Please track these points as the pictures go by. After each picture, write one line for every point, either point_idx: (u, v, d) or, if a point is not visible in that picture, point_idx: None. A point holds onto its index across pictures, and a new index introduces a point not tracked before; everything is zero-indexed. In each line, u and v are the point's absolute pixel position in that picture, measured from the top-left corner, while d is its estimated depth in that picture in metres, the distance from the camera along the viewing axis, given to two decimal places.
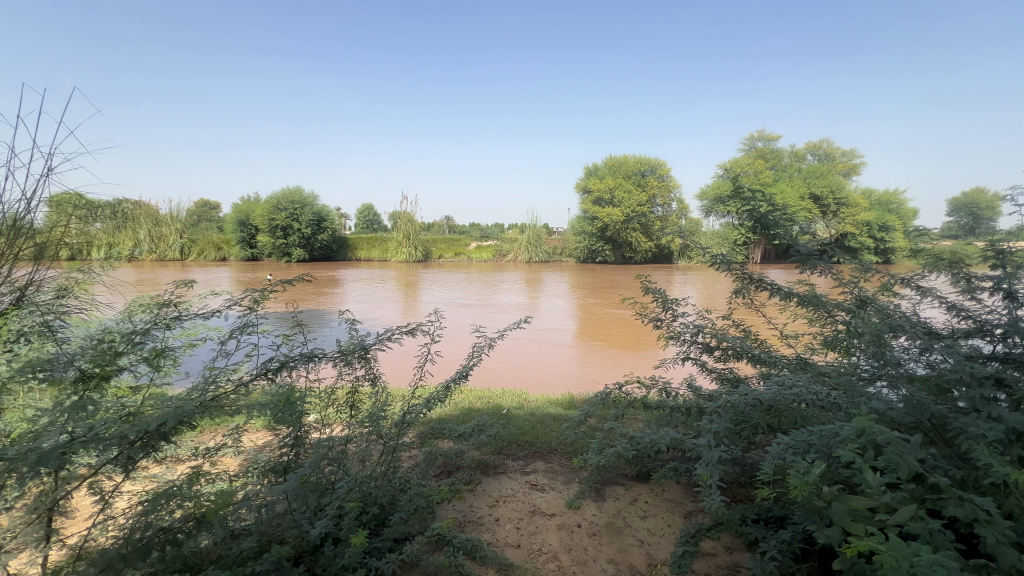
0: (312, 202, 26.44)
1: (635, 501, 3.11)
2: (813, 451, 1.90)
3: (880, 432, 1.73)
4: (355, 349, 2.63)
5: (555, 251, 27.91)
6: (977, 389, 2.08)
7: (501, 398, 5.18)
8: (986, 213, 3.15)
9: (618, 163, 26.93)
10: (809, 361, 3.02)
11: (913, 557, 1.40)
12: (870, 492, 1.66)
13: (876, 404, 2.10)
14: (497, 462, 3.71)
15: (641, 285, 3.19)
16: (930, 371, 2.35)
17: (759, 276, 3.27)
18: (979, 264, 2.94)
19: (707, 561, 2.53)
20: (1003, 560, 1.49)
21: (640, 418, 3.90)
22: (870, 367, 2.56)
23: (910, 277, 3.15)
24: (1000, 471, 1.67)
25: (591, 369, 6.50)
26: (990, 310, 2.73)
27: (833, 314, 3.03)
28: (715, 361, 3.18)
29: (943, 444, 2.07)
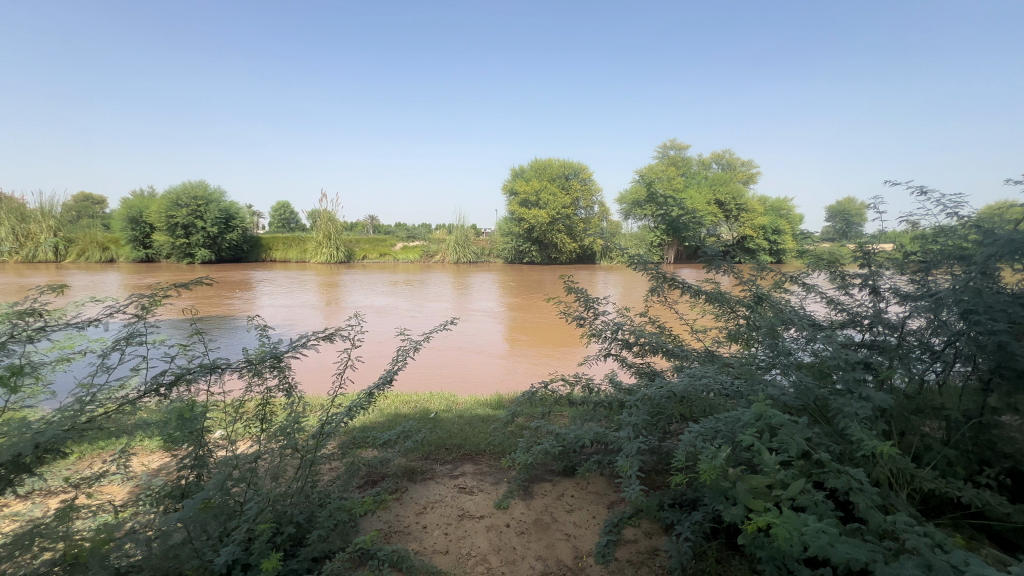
0: (220, 198, 24.33)
1: (562, 496, 3.18)
2: (719, 437, 2.03)
3: (775, 415, 1.91)
4: (265, 358, 2.43)
5: (484, 252, 27.97)
6: (852, 373, 2.38)
7: (429, 401, 5.08)
8: (856, 220, 3.62)
9: (544, 165, 27.62)
10: (716, 353, 3.26)
11: (802, 527, 1.56)
12: (767, 471, 1.83)
13: (771, 390, 2.32)
14: (425, 468, 3.63)
15: (565, 285, 3.26)
16: (814, 359, 2.65)
17: (672, 275, 3.48)
18: (851, 264, 3.38)
19: (629, 548, 2.65)
20: (873, 523, 1.69)
21: (566, 414, 4.01)
22: (767, 357, 2.83)
23: (799, 276, 3.52)
24: (869, 444, 1.90)
25: (520, 368, 6.58)
26: (860, 303, 3.14)
27: (735, 309, 3.31)
28: (634, 357, 3.35)
29: (825, 423, 2.34)
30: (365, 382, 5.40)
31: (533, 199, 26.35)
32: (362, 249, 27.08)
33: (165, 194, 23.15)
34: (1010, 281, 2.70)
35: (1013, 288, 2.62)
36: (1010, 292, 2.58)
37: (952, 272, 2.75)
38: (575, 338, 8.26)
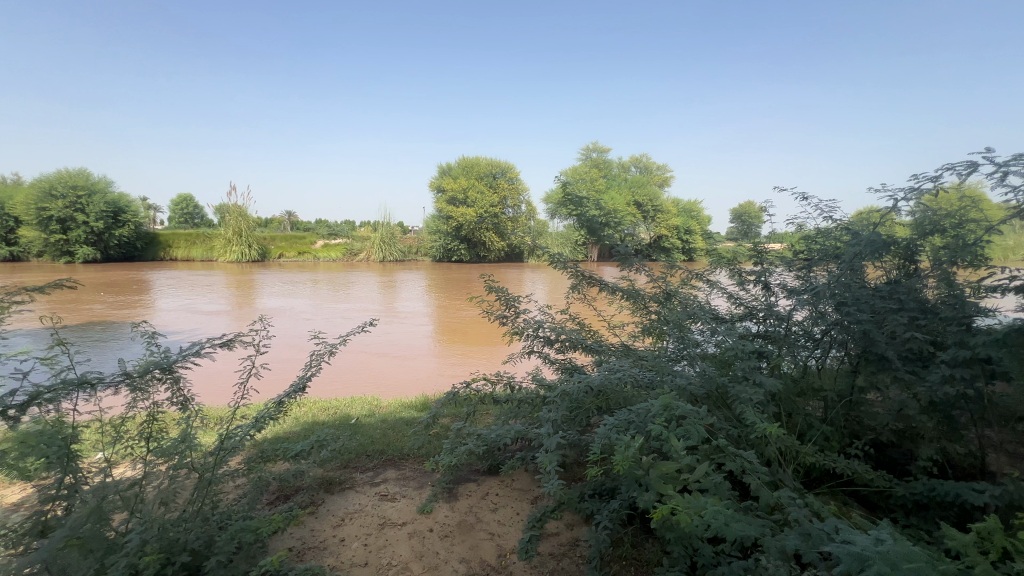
0: (106, 189, 21.58)
1: (487, 495, 3.18)
2: (632, 428, 2.12)
3: (680, 406, 2.03)
4: (150, 369, 2.17)
5: (411, 250, 27.30)
6: (747, 362, 2.60)
7: (350, 407, 4.85)
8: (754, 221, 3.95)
9: (471, 163, 27.49)
10: (631, 347, 3.42)
11: (702, 510, 1.66)
12: (674, 458, 1.94)
13: (679, 381, 2.48)
14: (343, 477, 3.45)
15: (486, 284, 3.24)
16: (716, 350, 2.86)
17: (591, 273, 3.59)
18: (748, 262, 3.69)
19: (551, 541, 2.70)
20: (763, 500, 1.85)
21: (491, 413, 4.00)
22: (676, 349, 3.01)
23: (704, 273, 3.79)
24: (760, 427, 2.09)
25: (447, 368, 6.49)
26: (755, 297, 3.45)
27: (648, 305, 3.49)
28: (555, 353, 3.42)
29: (725, 409, 2.54)
30: (275, 391, 5.02)
31: (461, 197, 26.18)
32: (279, 247, 25.36)
33: (35, 183, 20.12)
34: (872, 276, 3.12)
35: (875, 283, 3.04)
36: (872, 287, 3.00)
37: (827, 268, 3.13)
38: (499, 337, 8.31)
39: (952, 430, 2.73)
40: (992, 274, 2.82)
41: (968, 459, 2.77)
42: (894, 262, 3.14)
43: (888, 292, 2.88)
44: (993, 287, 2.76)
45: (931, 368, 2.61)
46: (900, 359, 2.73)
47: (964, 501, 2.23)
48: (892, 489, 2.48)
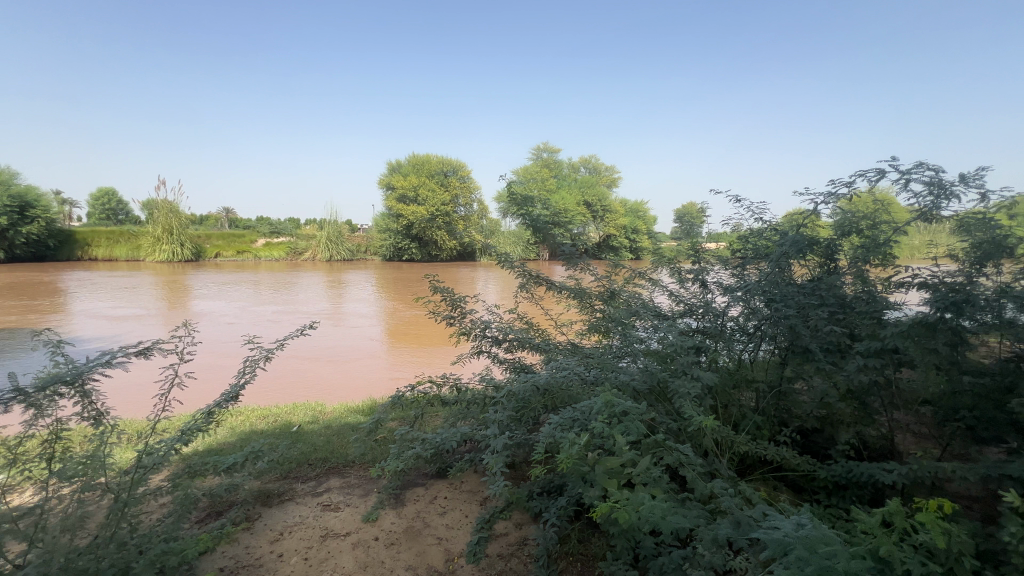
0: (10, 181, 19.41)
1: (435, 499, 3.12)
2: (576, 425, 2.15)
3: (620, 403, 2.08)
4: (51, 382, 1.95)
5: (359, 249, 26.45)
6: (686, 358, 2.71)
7: (291, 414, 4.62)
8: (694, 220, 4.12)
9: (422, 161, 27.02)
10: (578, 345, 3.47)
11: (641, 505, 1.70)
12: (616, 455, 1.98)
13: (621, 377, 2.54)
14: (282, 489, 3.27)
15: (431, 285, 3.17)
16: (658, 346, 2.96)
17: (538, 273, 3.61)
18: (687, 261, 3.84)
19: (500, 541, 2.69)
20: (698, 490, 1.93)
21: (439, 415, 3.93)
22: (620, 346, 3.08)
23: (647, 272, 3.91)
24: (696, 420, 2.18)
25: (396, 371, 6.33)
26: (693, 295, 3.60)
27: (594, 304, 3.55)
28: (504, 353, 3.41)
29: (666, 403, 2.63)
30: (201, 403, 4.66)
31: (411, 195, 25.68)
32: (214, 246, 23.82)
33: None
34: (798, 273, 3.34)
35: (800, 280, 3.25)
36: (797, 283, 3.20)
37: (759, 266, 3.32)
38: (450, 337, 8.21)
39: (866, 415, 2.96)
40: (898, 272, 3.12)
41: (880, 441, 3.02)
42: (816, 260, 3.37)
43: (811, 289, 3.09)
44: (900, 283, 3.03)
45: (848, 359, 2.83)
46: (822, 351, 2.93)
47: (876, 481, 2.42)
48: (815, 472, 2.66)
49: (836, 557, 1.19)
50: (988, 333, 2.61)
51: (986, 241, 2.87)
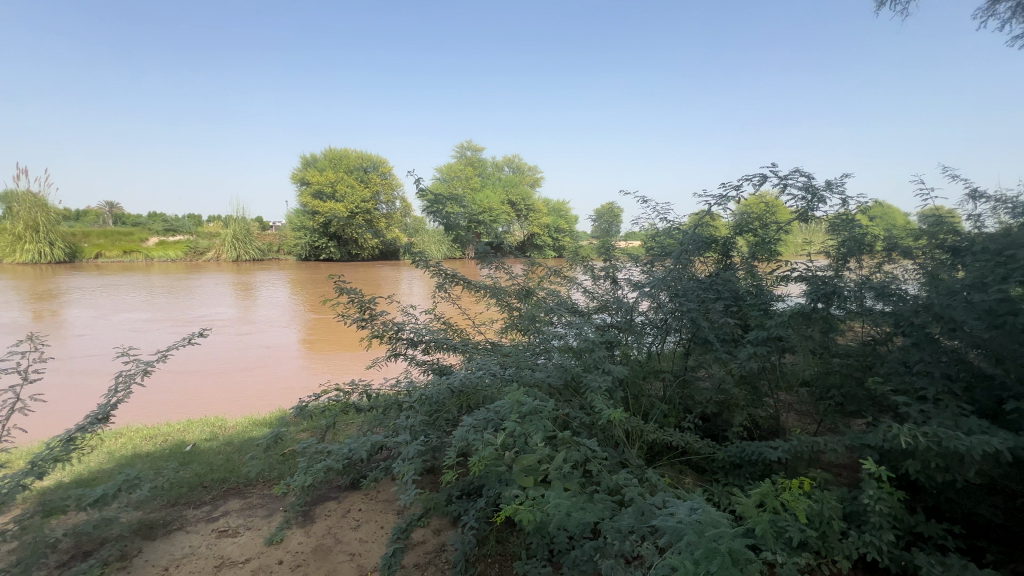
0: None
1: (348, 512, 2.95)
2: (489, 426, 2.13)
3: (530, 402, 2.08)
4: None
5: (271, 248, 24.57)
6: (597, 353, 2.80)
7: (183, 433, 4.14)
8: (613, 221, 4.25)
9: (339, 155, 25.69)
10: (496, 344, 3.45)
11: (551, 504, 1.71)
12: (528, 454, 1.98)
13: (536, 375, 2.56)
14: (170, 517, 2.91)
15: (337, 287, 2.98)
16: (572, 342, 3.02)
17: (454, 272, 3.54)
18: (600, 259, 3.98)
19: (417, 550, 2.60)
20: (606, 482, 1.99)
21: (354, 423, 3.73)
22: (536, 343, 3.11)
23: (563, 270, 4.00)
24: (604, 414, 2.25)
25: (309, 378, 5.93)
26: (606, 291, 3.73)
27: (512, 302, 3.56)
28: (420, 355, 3.30)
29: (579, 397, 2.69)
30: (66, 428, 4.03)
31: (328, 191, 24.33)
32: (94, 245, 20.89)
33: None
34: (698, 269, 3.58)
35: (700, 275, 3.50)
36: (697, 278, 3.44)
37: (664, 263, 3.51)
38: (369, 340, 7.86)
39: (756, 398, 3.26)
40: (780, 267, 3.47)
41: (769, 420, 3.34)
42: (714, 257, 3.64)
43: (709, 284, 3.32)
44: (782, 277, 3.37)
45: (741, 347, 3.09)
46: (719, 341, 3.17)
47: (764, 458, 2.66)
48: (714, 454, 2.87)
49: (724, 537, 1.27)
50: (852, 320, 2.97)
51: (849, 239, 3.27)
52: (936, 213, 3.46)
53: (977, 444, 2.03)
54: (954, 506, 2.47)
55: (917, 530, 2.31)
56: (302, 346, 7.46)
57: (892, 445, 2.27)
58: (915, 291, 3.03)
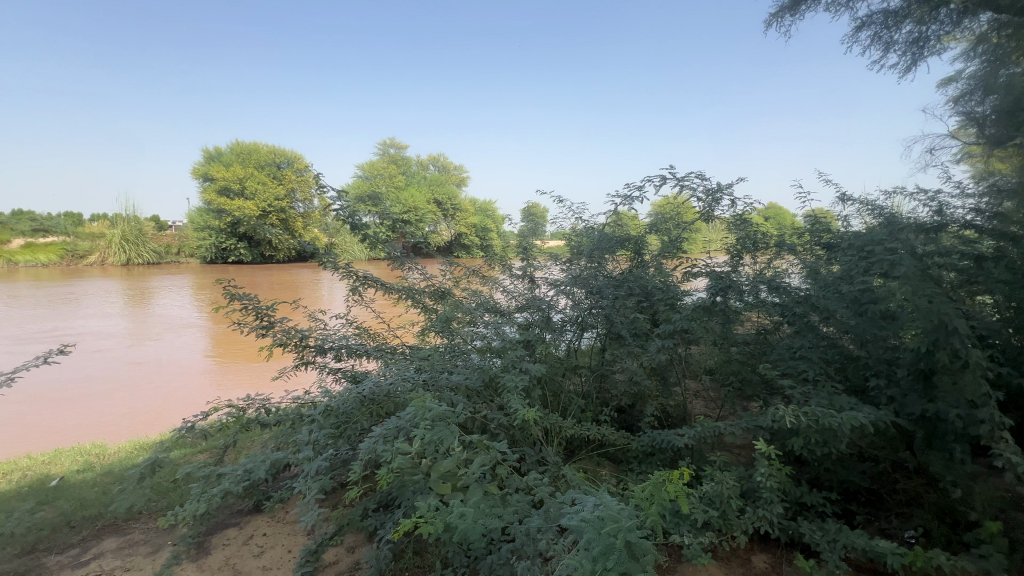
0: None
1: (250, 538, 2.69)
2: (399, 435, 2.03)
3: (440, 407, 2.01)
4: None
5: (169, 251, 22.18)
6: (513, 352, 2.79)
7: (47, 466, 3.56)
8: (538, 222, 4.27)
9: (247, 149, 23.75)
10: (413, 347, 3.34)
11: (459, 513, 1.66)
12: (438, 462, 1.92)
13: (452, 378, 2.50)
14: (25, 567, 2.48)
15: (228, 293, 2.71)
16: (489, 343, 2.99)
17: (365, 274, 3.37)
18: (518, 259, 3.99)
19: (328, 573, 2.43)
20: (518, 484, 1.98)
21: (258, 440, 3.42)
22: (454, 345, 3.04)
23: (481, 270, 3.96)
24: (518, 414, 2.23)
25: (205, 392, 5.36)
26: (523, 291, 3.76)
27: (428, 304, 3.46)
28: (329, 362, 3.10)
29: (497, 398, 2.66)
30: None
31: (236, 188, 22.42)
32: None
33: None
34: (611, 267, 3.71)
35: (614, 272, 3.64)
36: (610, 276, 3.56)
37: (579, 262, 3.60)
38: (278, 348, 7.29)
39: (665, 388, 3.44)
40: (682, 264, 3.65)
41: (678, 408, 3.53)
42: (626, 255, 3.79)
43: (621, 281, 3.45)
44: (686, 274, 3.56)
45: (650, 340, 3.24)
46: (631, 335, 3.31)
47: (672, 445, 2.80)
48: (628, 445, 2.98)
49: (625, 531, 1.29)
50: (749, 311, 3.24)
51: (743, 237, 3.56)
52: (815, 213, 3.87)
53: (846, 420, 2.28)
54: (831, 476, 2.75)
55: (802, 501, 2.55)
56: (199, 358, 6.77)
57: (779, 425, 2.49)
58: (798, 284, 3.36)
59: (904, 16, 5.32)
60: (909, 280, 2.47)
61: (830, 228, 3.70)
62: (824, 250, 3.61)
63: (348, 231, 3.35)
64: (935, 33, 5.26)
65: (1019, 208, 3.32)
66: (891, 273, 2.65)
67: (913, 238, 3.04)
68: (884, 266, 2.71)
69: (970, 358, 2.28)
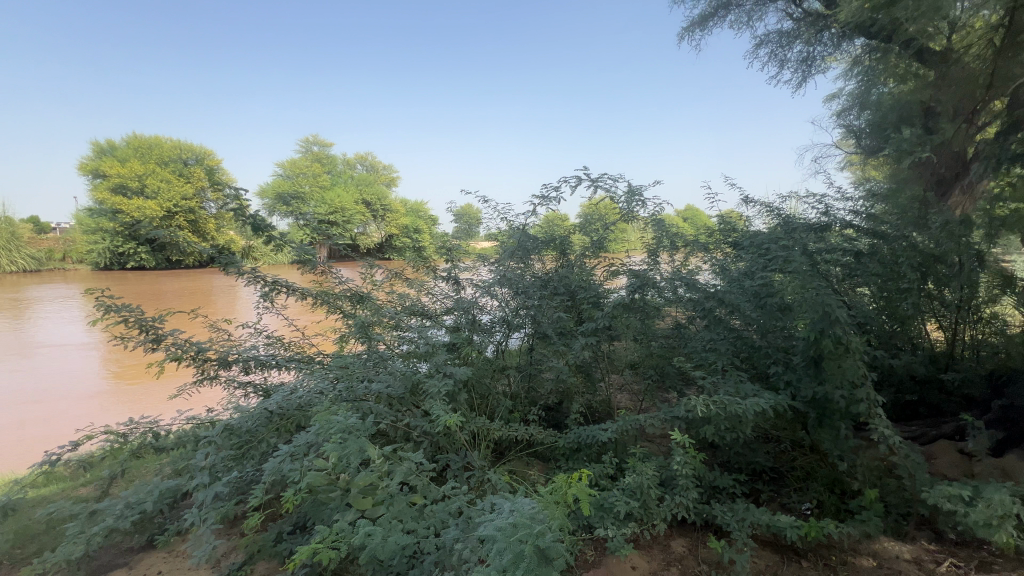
0: None
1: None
2: (308, 453, 1.89)
3: (352, 420, 1.90)
4: None
5: (49, 256, 19.46)
6: (438, 356, 2.72)
7: None
8: (469, 221, 4.17)
9: (145, 143, 21.44)
10: (330, 355, 3.14)
11: (371, 533, 1.56)
12: (351, 479, 1.80)
13: (370, 387, 2.38)
14: None
15: (103, 304, 2.38)
16: (413, 347, 2.89)
17: (274, 279, 3.12)
18: (443, 260, 3.91)
19: None
20: (438, 495, 1.91)
21: (152, 467, 3.04)
22: (375, 351, 2.91)
23: (405, 272, 3.82)
24: (439, 420, 2.17)
25: (80, 419, 4.67)
26: (449, 293, 3.69)
27: (346, 309, 3.28)
28: (234, 376, 2.84)
29: (419, 404, 2.59)
30: None
31: (133, 186, 20.15)
32: None
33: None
34: (537, 267, 3.74)
35: (540, 272, 3.67)
36: (536, 276, 3.59)
37: (505, 261, 3.59)
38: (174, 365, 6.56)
39: (590, 384, 3.52)
40: (605, 263, 3.74)
41: (603, 403, 3.64)
42: (552, 256, 3.84)
43: (546, 281, 3.50)
44: (609, 271, 3.65)
45: (575, 339, 3.31)
46: (557, 334, 3.36)
47: (596, 440, 2.87)
48: (555, 442, 3.01)
49: (540, 536, 1.28)
50: (667, 307, 3.40)
51: (659, 236, 3.74)
52: (722, 215, 4.16)
53: (749, 406, 2.45)
54: (740, 459, 2.95)
55: (715, 484, 2.71)
56: (75, 379, 5.92)
57: (692, 414, 2.62)
58: (709, 280, 3.59)
59: (795, 37, 5.89)
60: (800, 274, 2.72)
61: (736, 228, 4.00)
62: (731, 248, 3.90)
63: (250, 233, 2.99)
64: (820, 53, 5.84)
65: (887, 210, 3.78)
66: (786, 268, 2.89)
67: (805, 237, 3.37)
68: (779, 262, 2.96)
69: (850, 343, 2.52)
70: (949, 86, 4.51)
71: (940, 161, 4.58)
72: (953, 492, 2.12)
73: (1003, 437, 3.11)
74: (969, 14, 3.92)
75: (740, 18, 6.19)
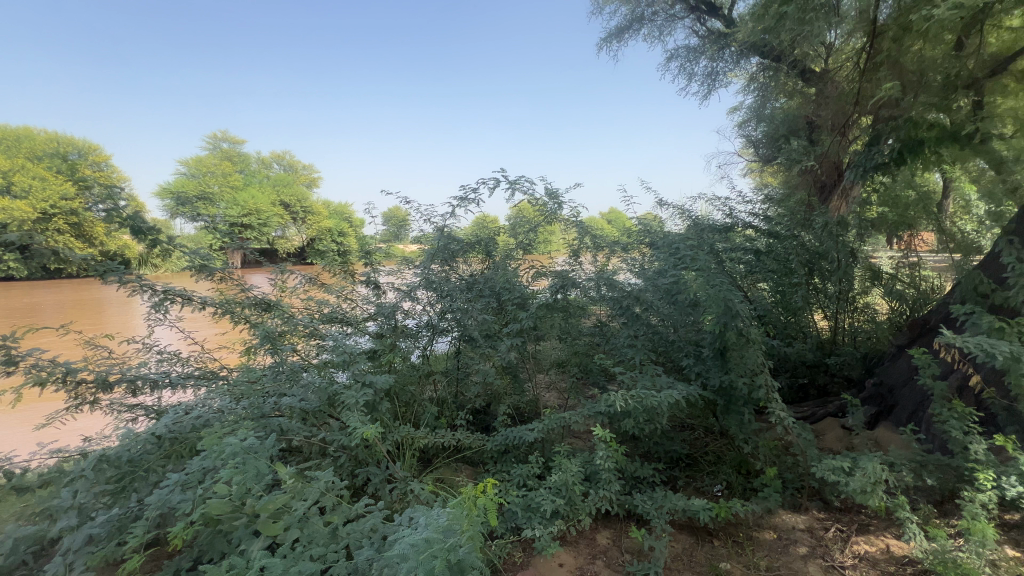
0: None
1: None
2: (203, 481, 1.70)
3: (255, 440, 1.74)
4: None
5: None
6: (356, 364, 2.58)
7: None
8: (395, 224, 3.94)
9: None
10: (235, 369, 2.87)
11: (273, 563, 1.43)
12: (253, 505, 1.65)
13: (280, 403, 2.21)
14: None
15: None
16: (329, 356, 2.72)
17: (166, 287, 2.79)
18: (364, 264, 3.73)
19: None
20: (353, 513, 1.80)
21: None
22: (287, 363, 2.70)
23: (321, 278, 3.59)
24: (355, 433, 2.06)
25: None
26: (370, 298, 3.52)
27: (254, 319, 3.02)
28: (116, 399, 2.49)
29: (337, 417, 2.44)
30: None
31: None
32: None
33: None
34: (462, 269, 3.68)
35: (465, 275, 3.63)
36: (461, 279, 3.53)
37: (429, 265, 3.50)
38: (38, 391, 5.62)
39: (517, 386, 3.54)
40: (530, 264, 3.77)
41: (531, 404, 3.66)
42: (478, 258, 3.81)
43: (471, 283, 3.46)
44: (534, 273, 3.68)
45: (501, 341, 3.30)
46: (483, 337, 3.33)
47: (522, 440, 2.87)
48: (483, 446, 2.97)
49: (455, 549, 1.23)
50: (590, 306, 3.50)
51: (582, 238, 3.84)
52: (639, 217, 4.35)
53: (663, 398, 2.57)
54: (657, 449, 3.10)
55: (636, 475, 2.82)
56: None
57: (613, 409, 2.70)
58: (628, 279, 3.75)
59: (700, 53, 6.34)
60: (706, 272, 2.91)
61: (652, 229, 4.21)
62: (647, 248, 4.11)
63: (131, 237, 2.64)
64: (722, 69, 6.34)
65: (780, 212, 4.17)
66: (694, 266, 3.08)
67: (711, 237, 3.62)
68: (689, 261, 3.15)
69: (750, 335, 2.74)
70: (826, 103, 5.09)
71: (821, 169, 5.15)
72: (837, 464, 2.36)
73: (876, 411, 3.53)
74: (841, 39, 4.45)
75: (653, 31, 6.56)
